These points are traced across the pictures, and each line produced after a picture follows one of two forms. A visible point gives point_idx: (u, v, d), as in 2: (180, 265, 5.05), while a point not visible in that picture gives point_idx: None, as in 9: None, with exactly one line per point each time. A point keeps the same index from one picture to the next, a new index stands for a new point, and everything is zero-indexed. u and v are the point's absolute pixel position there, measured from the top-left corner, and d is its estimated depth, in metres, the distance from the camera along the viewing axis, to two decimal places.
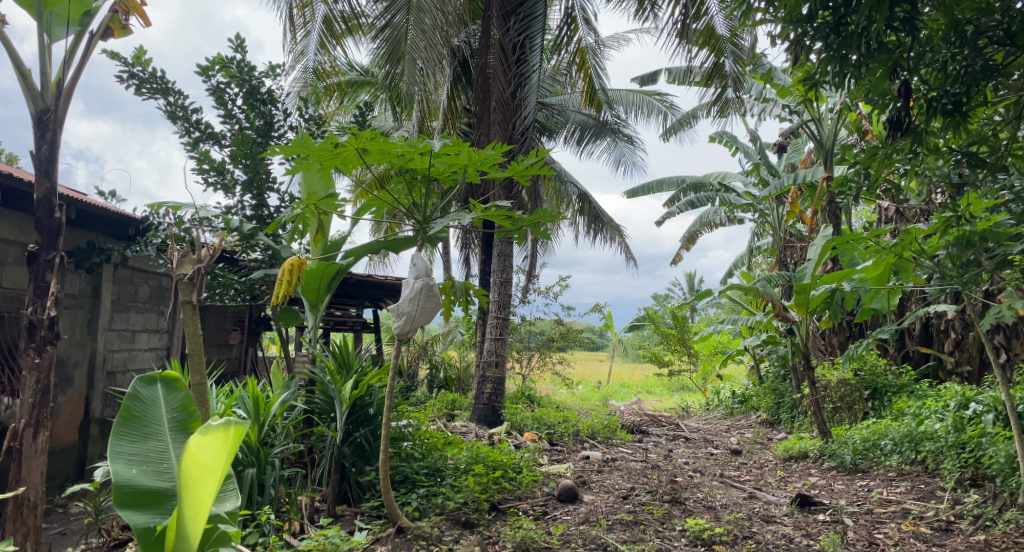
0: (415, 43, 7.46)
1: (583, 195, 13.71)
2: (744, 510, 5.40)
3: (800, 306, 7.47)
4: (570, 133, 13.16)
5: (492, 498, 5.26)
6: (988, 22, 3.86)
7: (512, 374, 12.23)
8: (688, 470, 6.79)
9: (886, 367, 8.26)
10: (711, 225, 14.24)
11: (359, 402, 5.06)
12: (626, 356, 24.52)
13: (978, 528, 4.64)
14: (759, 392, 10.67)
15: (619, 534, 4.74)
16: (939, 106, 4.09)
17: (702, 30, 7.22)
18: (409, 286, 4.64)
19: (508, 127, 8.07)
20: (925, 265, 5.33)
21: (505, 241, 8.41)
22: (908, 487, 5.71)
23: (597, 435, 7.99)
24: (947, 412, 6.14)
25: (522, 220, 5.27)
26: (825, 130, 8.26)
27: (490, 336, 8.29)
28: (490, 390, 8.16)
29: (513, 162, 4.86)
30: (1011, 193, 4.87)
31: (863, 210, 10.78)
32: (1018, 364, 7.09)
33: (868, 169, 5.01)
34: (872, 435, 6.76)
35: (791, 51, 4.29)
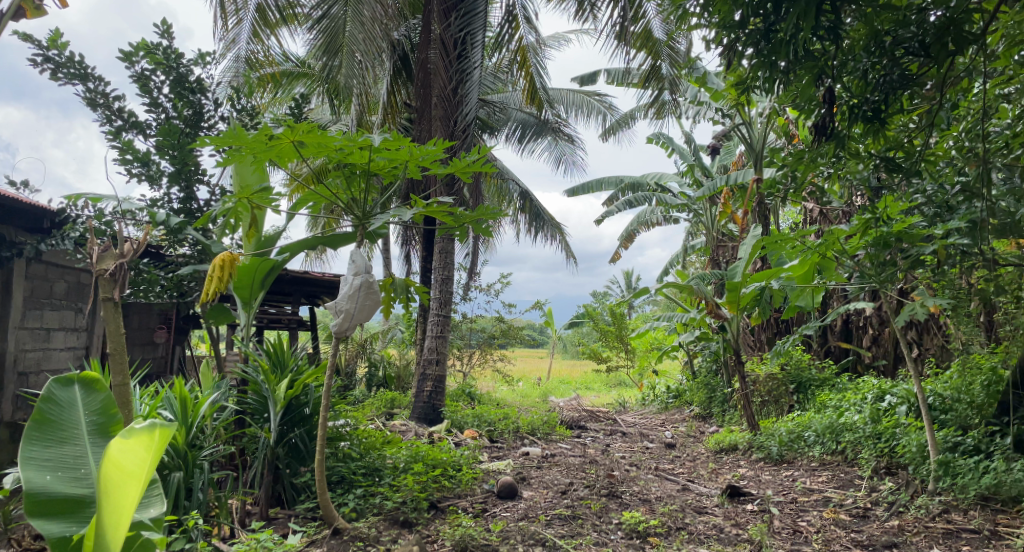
0: (353, 35, 7.31)
1: (524, 193, 13.76)
2: (677, 502, 5.55)
3: (732, 304, 7.72)
4: (511, 131, 13.20)
5: (431, 497, 5.23)
6: (905, 34, 4.06)
7: (452, 372, 12.19)
8: (624, 464, 6.92)
9: (810, 362, 8.64)
10: (648, 224, 14.56)
11: (295, 402, 4.94)
12: (565, 352, 24.78)
13: (892, 514, 4.91)
14: (692, 386, 10.98)
15: (557, 529, 4.80)
16: (860, 113, 4.32)
17: (640, 33, 7.36)
18: (347, 283, 4.56)
19: (450, 124, 8.00)
20: (846, 264, 5.70)
21: (447, 238, 8.34)
22: (829, 476, 5.98)
23: (536, 431, 8.05)
24: (864, 404, 6.49)
25: (464, 217, 5.25)
26: (756, 134, 8.57)
27: (431, 333, 8.24)
28: (430, 388, 8.09)
29: (455, 159, 4.83)
30: (925, 197, 5.17)
31: (791, 212, 11.23)
32: (929, 358, 7.55)
33: (795, 172, 5.22)
34: (797, 427, 7.06)
35: (724, 56, 4.43)
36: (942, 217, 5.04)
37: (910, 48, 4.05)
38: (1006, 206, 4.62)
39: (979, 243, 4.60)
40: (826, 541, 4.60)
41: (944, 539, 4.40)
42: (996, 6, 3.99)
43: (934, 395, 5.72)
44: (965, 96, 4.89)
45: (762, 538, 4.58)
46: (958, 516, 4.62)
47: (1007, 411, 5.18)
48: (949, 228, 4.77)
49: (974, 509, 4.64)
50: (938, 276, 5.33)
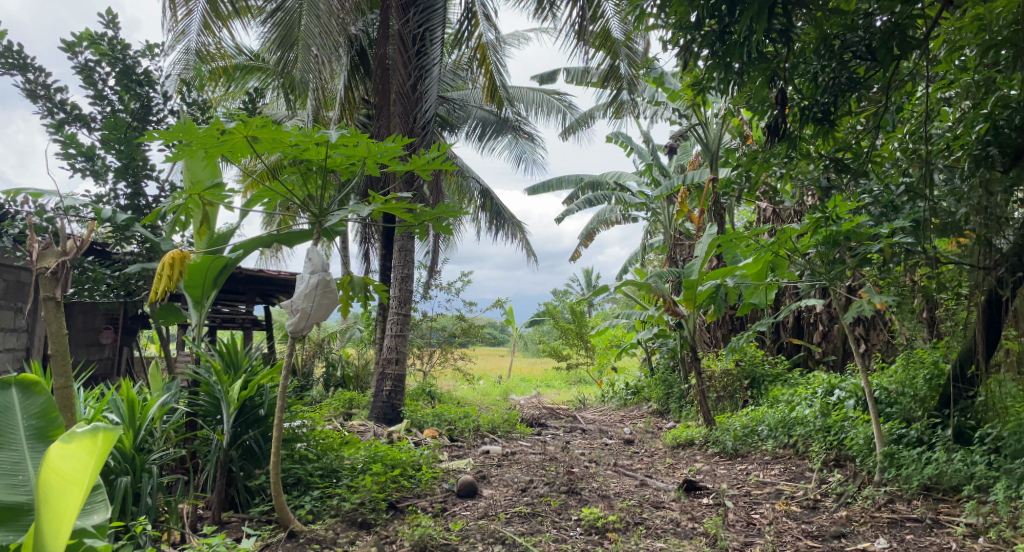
0: (309, 28, 7.13)
1: (484, 191, 13.74)
2: (635, 497, 5.62)
3: (689, 301, 7.85)
4: (472, 129, 13.15)
5: (390, 497, 5.17)
6: (853, 38, 4.17)
7: (413, 371, 12.09)
8: (584, 461, 6.97)
9: (764, 358, 8.85)
10: (608, 223, 14.68)
11: (249, 403, 4.83)
12: (526, 350, 24.86)
13: (841, 505, 5.06)
14: (650, 383, 11.15)
15: (517, 527, 4.80)
16: (811, 115, 4.46)
17: (598, 32, 7.38)
18: (304, 282, 4.48)
19: (409, 121, 7.93)
20: (797, 262, 5.82)
21: (406, 236, 8.26)
22: (781, 469, 6.13)
23: (496, 429, 8.06)
24: (815, 398, 6.71)
25: (423, 215, 5.20)
26: (711, 134, 8.73)
27: (390, 332, 8.16)
28: (389, 387, 8.00)
29: (414, 156, 4.78)
30: (871, 197, 5.35)
31: (745, 211, 11.46)
32: (876, 352, 7.80)
33: (749, 172, 5.34)
34: (751, 422, 7.22)
35: (680, 56, 4.50)
36: (887, 217, 5.13)
37: (858, 52, 4.17)
38: (947, 207, 4.81)
39: (922, 241, 4.77)
40: (778, 532, 4.72)
41: (889, 528, 4.55)
42: (937, 13, 4.14)
43: (881, 388, 5.92)
44: (910, 99, 5.06)
45: (717, 531, 4.67)
46: (903, 506, 4.79)
47: (947, 404, 5.39)
48: (894, 227, 4.94)
49: (917, 498, 4.81)
50: (885, 274, 5.50)
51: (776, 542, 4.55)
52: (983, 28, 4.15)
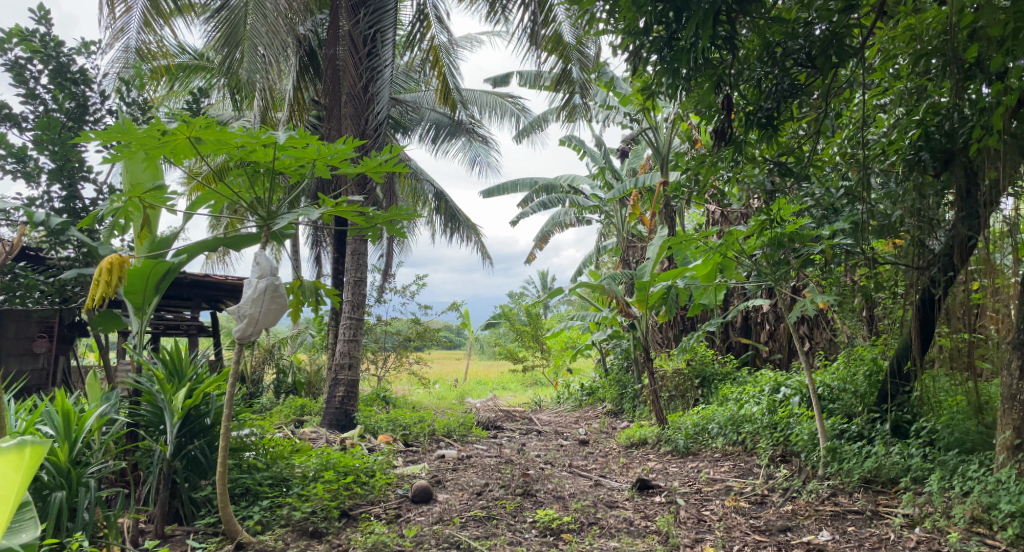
0: (256, 28, 7.02)
1: (438, 193, 13.66)
2: (590, 497, 5.67)
3: (641, 302, 7.96)
4: (425, 132, 13.08)
5: (342, 505, 5.08)
6: (793, 46, 4.40)
7: (367, 376, 11.93)
8: (539, 463, 6.99)
9: (713, 357, 9.05)
10: (563, 226, 14.78)
11: (194, 413, 4.68)
12: (482, 353, 24.81)
13: (787, 499, 5.20)
14: (605, 384, 11.28)
15: (472, 531, 4.78)
16: (755, 120, 4.63)
17: (550, 36, 7.37)
18: (252, 286, 4.37)
19: (361, 122, 7.82)
20: (745, 264, 5.84)
21: (359, 239, 8.14)
22: (730, 466, 6.26)
23: (452, 434, 8.02)
24: (762, 396, 6.91)
25: (376, 218, 5.13)
26: (662, 138, 8.89)
27: (343, 337, 8.04)
28: (342, 393, 7.87)
29: (366, 158, 4.72)
30: (813, 200, 5.51)
31: (695, 213, 11.70)
32: (819, 350, 8.06)
33: (697, 175, 5.45)
34: (701, 420, 7.36)
35: (629, 61, 4.56)
36: (829, 218, 5.42)
37: (798, 59, 4.40)
38: (883, 209, 5.02)
39: (861, 242, 4.94)
40: (728, 528, 4.81)
41: (832, 520, 4.69)
42: (873, 22, 4.29)
43: (823, 386, 6.12)
44: (848, 105, 5.25)
45: (669, 529, 4.74)
46: (844, 499, 4.94)
47: (885, 399, 5.59)
48: (834, 229, 5.11)
49: (858, 491, 4.98)
50: (827, 274, 5.69)
51: (726, 537, 4.64)
52: (915, 37, 4.29)
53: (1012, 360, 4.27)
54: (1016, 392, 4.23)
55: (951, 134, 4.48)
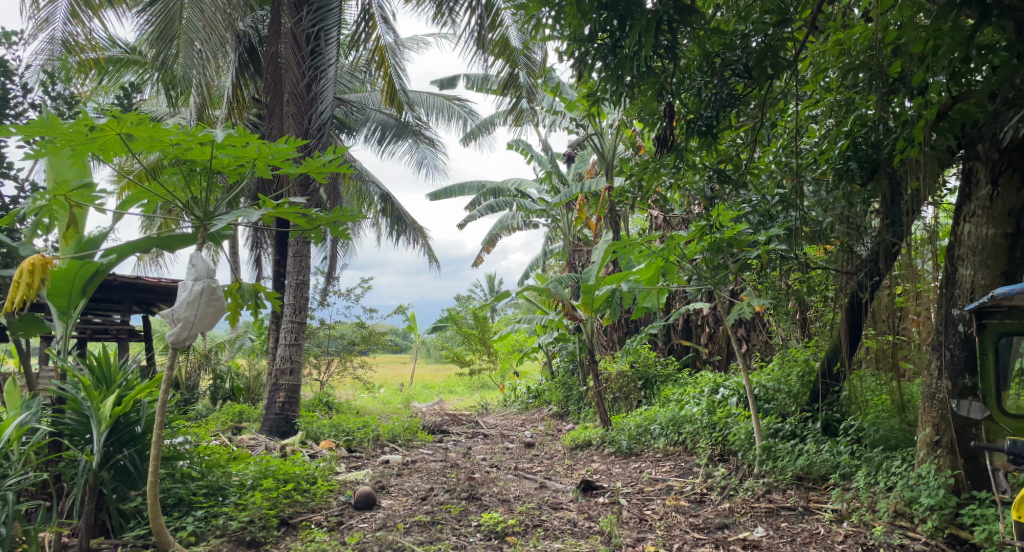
0: (192, 22, 6.80)
1: (384, 195, 13.49)
2: (535, 499, 5.68)
3: (587, 305, 8.01)
4: (370, 133, 12.93)
5: (281, 513, 4.97)
6: (731, 57, 4.52)
7: (309, 381, 11.67)
8: (485, 466, 6.97)
9: (656, 359, 9.25)
10: (510, 229, 14.81)
11: (123, 421, 4.48)
12: (428, 357, 24.57)
13: (724, 497, 5.34)
14: (550, 386, 11.38)
15: (416, 537, 4.74)
16: (695, 128, 4.78)
17: (497, 40, 7.41)
18: (186, 289, 4.22)
19: (304, 122, 7.66)
20: (685, 268, 5.96)
21: (301, 241, 7.96)
22: (671, 466, 6.39)
23: (397, 438, 7.92)
24: (702, 396, 7.13)
25: (319, 219, 5.04)
26: (607, 143, 9.01)
27: (284, 341, 7.84)
28: (282, 398, 7.68)
29: (309, 158, 4.63)
30: (750, 206, 5.66)
31: (639, 218, 11.90)
32: (755, 352, 8.32)
33: (641, 181, 5.56)
34: (644, 421, 7.51)
35: (575, 67, 4.61)
36: (765, 225, 5.58)
37: (736, 70, 4.52)
38: (815, 215, 5.21)
39: (795, 247, 5.11)
40: (668, 527, 4.91)
41: (767, 517, 4.85)
42: (805, 37, 4.48)
43: (759, 386, 6.32)
44: (783, 115, 5.45)
45: (612, 529, 4.81)
46: (778, 496, 5.12)
47: (817, 398, 5.80)
48: (770, 235, 5.29)
49: (791, 488, 5.16)
50: (762, 278, 5.84)
51: (666, 536, 4.73)
52: (843, 52, 4.61)
53: (932, 360, 4.49)
54: (935, 392, 4.45)
55: (877, 145, 4.67)
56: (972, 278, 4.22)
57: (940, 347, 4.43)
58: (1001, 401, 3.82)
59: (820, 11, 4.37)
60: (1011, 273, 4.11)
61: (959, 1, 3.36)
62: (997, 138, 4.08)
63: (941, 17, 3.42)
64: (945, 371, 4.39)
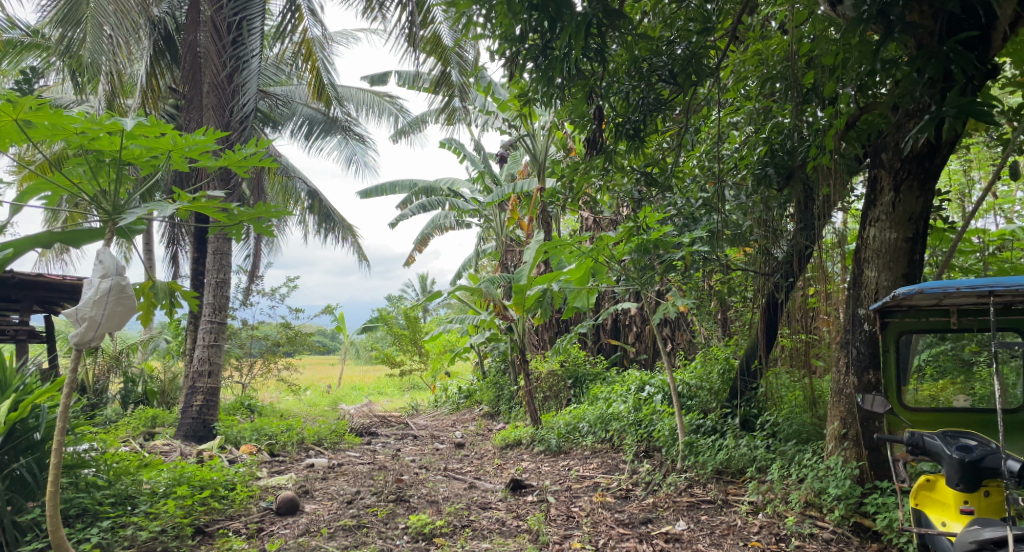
0: (101, 6, 6.42)
1: (312, 192, 13.12)
2: (463, 500, 5.66)
3: (518, 305, 8.04)
4: (297, 127, 12.60)
5: (196, 521, 4.76)
6: (659, 63, 4.71)
7: (229, 384, 11.22)
8: (413, 467, 6.89)
9: (585, 358, 9.41)
10: (442, 229, 14.70)
11: (20, 427, 4.25)
12: (357, 358, 24.03)
13: (649, 492, 5.47)
14: (482, 386, 11.38)
15: (340, 541, 4.64)
16: (624, 130, 4.90)
17: (429, 38, 7.24)
18: (92, 287, 3.98)
19: (224, 114, 7.44)
20: (614, 268, 6.05)
21: (221, 238, 7.63)
22: (598, 462, 6.51)
23: (322, 441, 7.72)
24: (628, 394, 7.31)
25: (240, 215, 4.83)
26: (539, 145, 9.08)
27: (202, 342, 7.52)
28: (200, 402, 7.37)
29: (229, 151, 4.45)
30: (676, 209, 5.74)
31: (569, 219, 12.03)
32: (679, 350, 8.57)
33: (571, 182, 5.62)
34: (573, 419, 7.62)
35: (506, 67, 4.63)
36: (688, 227, 5.64)
37: (662, 75, 4.72)
38: (736, 219, 5.40)
39: (716, 250, 5.29)
40: (594, 523, 4.98)
41: (688, 510, 4.99)
42: (727, 46, 4.67)
43: (682, 384, 6.50)
44: (706, 121, 5.64)
45: (540, 527, 4.85)
46: (699, 490, 5.28)
47: (736, 395, 6.03)
48: (693, 237, 5.44)
49: (711, 481, 5.33)
50: (686, 279, 5.99)
51: (592, 532, 4.80)
52: (762, 61, 4.92)
53: (840, 357, 4.73)
54: (843, 387, 4.68)
55: (791, 152, 4.90)
56: (876, 280, 4.46)
57: (847, 344, 4.66)
58: (902, 394, 4.09)
59: (740, 22, 4.58)
60: (911, 274, 4.36)
61: (865, 16, 3.54)
62: (900, 147, 4.27)
63: (849, 30, 3.61)
64: (852, 367, 4.63)
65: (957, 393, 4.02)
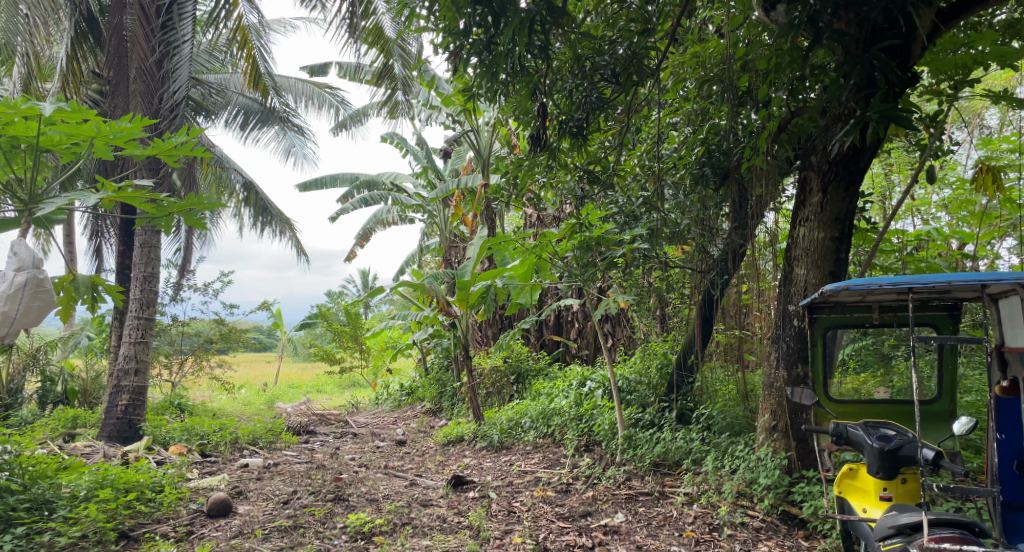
0: None
1: (248, 183, 12.71)
2: (404, 497, 5.60)
3: (461, 301, 7.99)
4: (232, 117, 12.19)
5: (120, 525, 4.55)
6: (601, 62, 4.78)
7: (158, 382, 10.75)
8: (353, 466, 6.78)
9: (528, 354, 9.46)
10: (385, 224, 14.45)
11: None
12: (295, 355, 23.38)
13: (588, 486, 5.54)
14: (424, 383, 11.30)
15: (275, 543, 4.52)
16: (567, 128, 4.95)
17: (371, 29, 7.04)
18: (6, 280, 3.75)
19: (153, 101, 7.14)
20: (557, 265, 6.04)
21: (150, 230, 7.31)
22: (539, 457, 6.55)
23: (258, 440, 7.50)
24: (570, 389, 7.41)
25: (170, 206, 4.63)
26: (483, 141, 9.08)
27: (128, 338, 7.20)
28: (125, 401, 7.05)
29: (158, 140, 4.27)
30: (617, 207, 5.75)
31: (514, 216, 12.07)
32: (619, 346, 8.73)
33: (515, 179, 5.63)
34: (515, 415, 7.65)
35: (450, 61, 4.60)
36: (630, 225, 5.64)
37: (605, 74, 4.78)
38: (674, 217, 5.48)
39: (656, 248, 5.38)
40: (535, 517, 5.01)
41: (626, 503, 5.08)
42: (666, 47, 4.78)
43: (623, 379, 6.61)
44: (647, 121, 5.73)
45: (481, 523, 4.85)
46: (637, 482, 5.38)
47: (672, 389, 6.16)
48: (634, 234, 5.47)
49: (648, 474, 5.44)
50: (627, 276, 6.04)
51: (533, 526, 4.82)
52: (700, 64, 5.06)
53: (771, 352, 4.89)
54: (773, 381, 4.84)
55: (727, 153, 5.09)
56: (805, 278, 4.63)
57: (778, 339, 4.83)
58: (827, 387, 4.28)
59: (679, 24, 4.70)
60: (837, 272, 4.55)
61: (796, 22, 3.66)
62: (827, 150, 4.43)
63: (781, 35, 3.73)
64: (782, 361, 4.79)
65: (878, 386, 4.21)
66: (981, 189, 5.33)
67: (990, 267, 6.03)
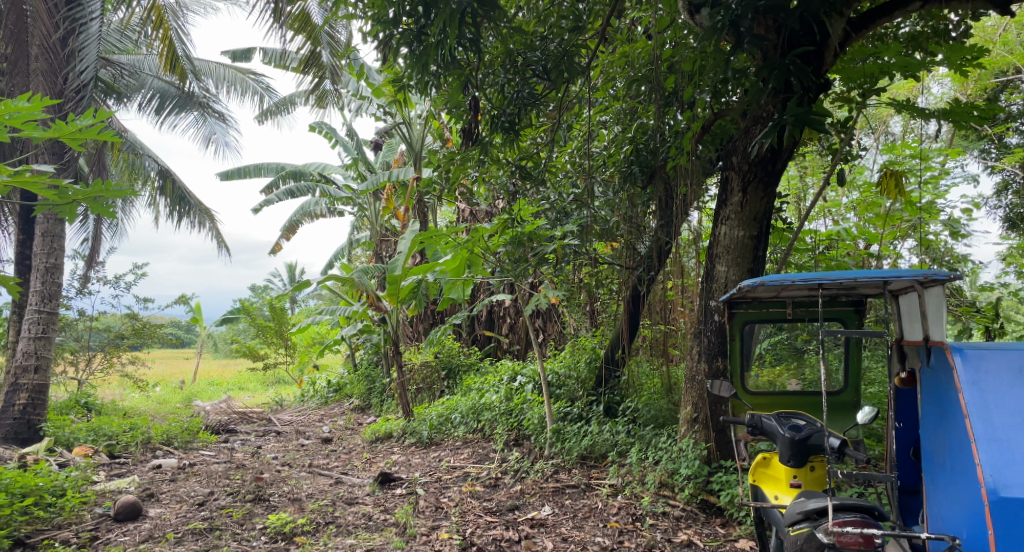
0: None
1: (164, 170, 12.08)
2: (328, 496, 5.46)
3: (392, 296, 7.85)
4: (146, 100, 11.57)
5: (15, 533, 4.27)
6: (533, 57, 4.80)
7: (63, 381, 10.08)
8: (275, 465, 6.57)
9: (459, 349, 9.40)
10: (313, 216, 14.08)
11: None
12: (217, 351, 22.49)
13: (517, 480, 5.56)
14: (352, 379, 11.14)
15: (188, 546, 4.33)
16: (499, 123, 4.91)
17: (297, 15, 6.77)
18: None
19: (57, 80, 6.76)
20: (489, 260, 5.96)
21: (52, 219, 6.86)
22: (468, 452, 6.52)
23: (172, 440, 7.17)
24: (501, 384, 7.45)
25: (75, 194, 4.33)
26: (414, 133, 8.95)
27: (28, 334, 6.74)
28: (23, 401, 6.59)
29: (61, 122, 3.96)
30: (549, 203, 5.79)
31: (446, 211, 11.98)
32: (550, 340, 8.85)
33: (447, 172, 5.59)
34: (445, 411, 7.59)
35: (380, 50, 4.50)
36: (561, 221, 5.68)
37: (536, 70, 4.81)
38: (604, 215, 5.57)
39: (586, 244, 5.45)
40: (462, 512, 4.98)
41: (553, 496, 5.13)
42: (597, 46, 4.84)
43: (552, 373, 6.68)
44: (577, 119, 5.80)
45: (407, 520, 4.78)
46: (564, 475, 5.44)
47: (600, 383, 6.27)
48: (565, 231, 5.51)
49: (575, 466, 5.51)
50: (558, 271, 6.08)
51: (460, 522, 4.79)
52: (629, 64, 5.18)
53: (694, 346, 5.04)
54: (695, 374, 4.99)
55: (654, 152, 5.20)
56: (726, 274, 4.77)
57: (700, 334, 4.97)
58: (744, 379, 4.44)
59: (609, 24, 4.75)
60: (755, 269, 4.72)
61: (719, 26, 3.78)
62: (747, 151, 4.57)
63: (705, 38, 3.84)
64: (703, 355, 4.94)
65: (791, 378, 4.41)
66: (886, 192, 5.65)
67: (893, 265, 6.42)
